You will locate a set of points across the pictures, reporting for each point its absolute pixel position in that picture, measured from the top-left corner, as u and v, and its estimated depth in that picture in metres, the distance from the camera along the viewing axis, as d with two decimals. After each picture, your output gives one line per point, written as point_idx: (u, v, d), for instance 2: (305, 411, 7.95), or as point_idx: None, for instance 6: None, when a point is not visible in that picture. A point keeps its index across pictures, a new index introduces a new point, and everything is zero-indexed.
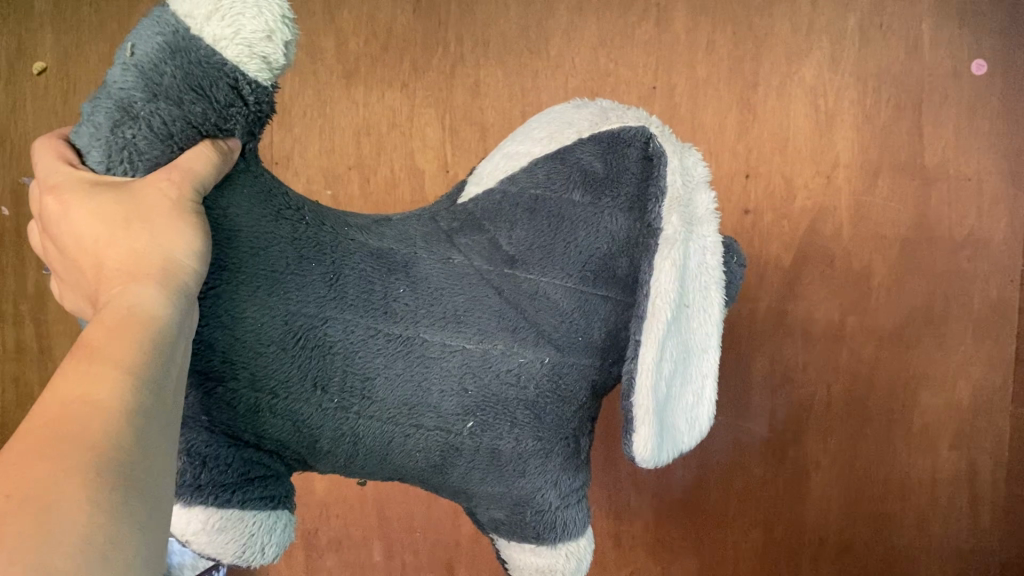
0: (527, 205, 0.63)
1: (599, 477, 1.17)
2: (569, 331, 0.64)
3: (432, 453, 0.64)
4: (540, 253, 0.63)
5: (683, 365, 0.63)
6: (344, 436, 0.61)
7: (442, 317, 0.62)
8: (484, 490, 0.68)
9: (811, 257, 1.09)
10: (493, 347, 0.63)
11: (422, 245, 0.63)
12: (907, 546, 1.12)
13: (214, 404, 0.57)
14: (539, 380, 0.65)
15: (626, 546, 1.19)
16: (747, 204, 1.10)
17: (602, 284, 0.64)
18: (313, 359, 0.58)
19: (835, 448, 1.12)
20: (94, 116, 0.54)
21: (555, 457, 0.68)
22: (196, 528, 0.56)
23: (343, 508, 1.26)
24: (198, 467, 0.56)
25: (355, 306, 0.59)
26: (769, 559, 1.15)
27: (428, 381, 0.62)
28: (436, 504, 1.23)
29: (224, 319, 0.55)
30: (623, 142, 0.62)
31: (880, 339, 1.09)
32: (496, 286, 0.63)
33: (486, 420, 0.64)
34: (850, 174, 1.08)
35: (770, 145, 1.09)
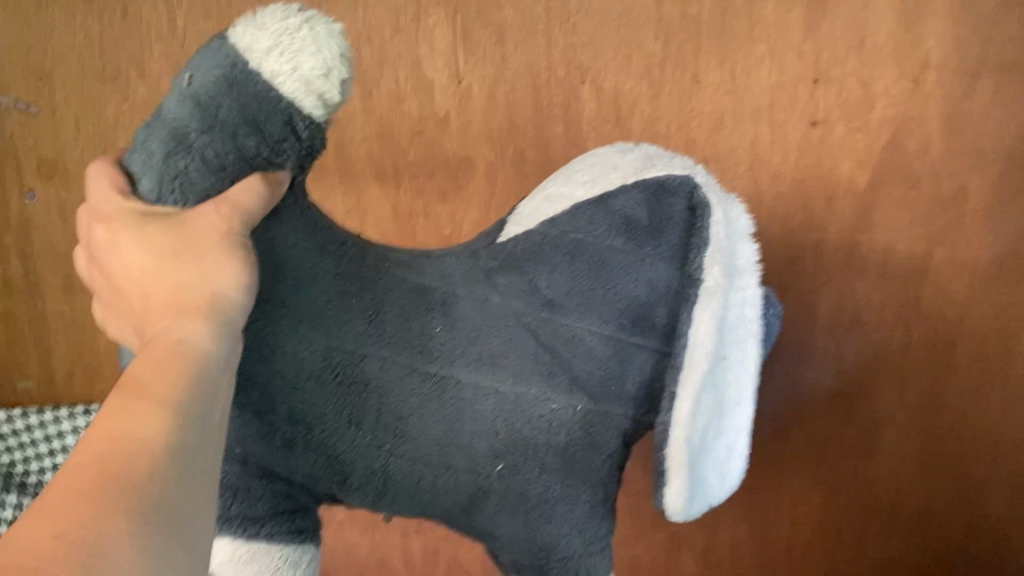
0: (574, 246, 0.53)
1: None
2: (602, 378, 0.55)
3: (457, 505, 0.57)
4: (576, 297, 0.53)
5: (713, 422, 0.53)
6: (375, 473, 0.55)
7: (476, 357, 0.54)
8: (507, 538, 0.58)
9: (890, 180, 0.87)
10: (520, 397, 0.54)
11: (460, 286, 0.55)
12: (999, 522, 0.94)
13: (249, 435, 0.53)
14: (572, 430, 0.55)
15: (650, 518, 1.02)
16: (816, 114, 0.87)
17: (636, 334, 0.54)
18: (337, 402, 0.53)
19: (915, 402, 0.92)
20: (151, 142, 0.52)
21: (582, 509, 0.57)
22: (229, 561, 0.53)
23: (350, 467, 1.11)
24: (232, 497, 0.53)
25: (387, 347, 0.53)
26: (829, 529, 0.98)
27: (457, 425, 0.54)
28: None
29: (269, 353, 0.52)
30: (670, 190, 0.53)
31: (974, 275, 0.88)
32: (531, 329, 0.54)
33: (517, 464, 0.55)
34: (944, 76, 0.83)
35: (844, 41, 0.84)
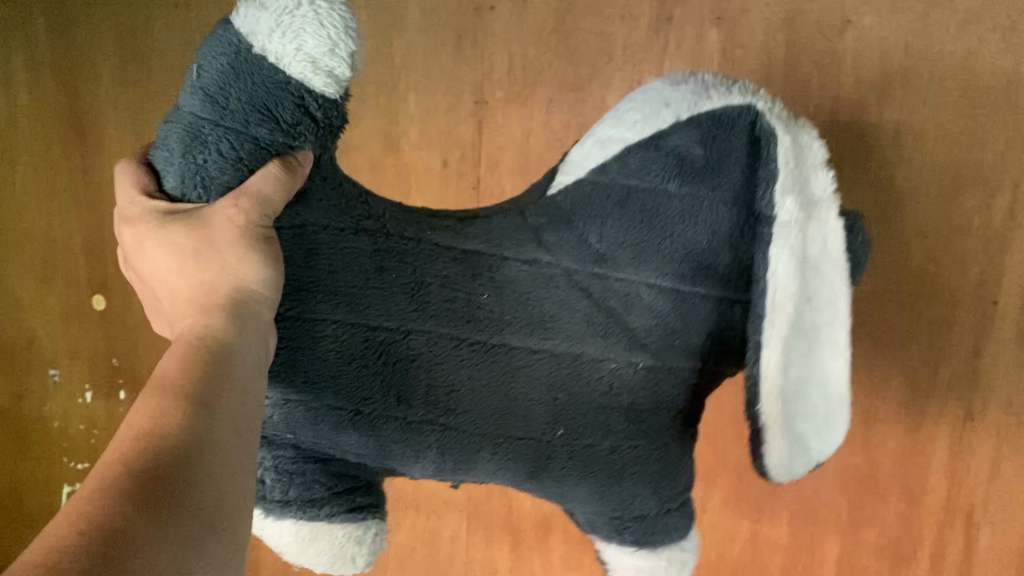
0: (659, 163, 0.30)
1: None
2: (672, 333, 0.31)
3: (513, 482, 0.34)
4: (635, 245, 0.31)
5: (806, 377, 0.31)
6: (425, 452, 0.32)
7: (532, 325, 0.31)
8: (576, 497, 0.34)
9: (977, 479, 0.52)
10: (568, 355, 0.32)
11: (503, 239, 0.32)
12: None
13: (332, 424, 0.31)
14: (639, 393, 0.32)
15: None
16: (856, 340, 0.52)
17: (714, 284, 0.31)
18: (394, 379, 0.31)
19: None
20: (167, 144, 0.29)
21: (651, 463, 0.33)
22: (287, 544, 0.32)
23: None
24: (286, 481, 0.31)
25: (437, 316, 0.31)
26: None
27: (511, 398, 0.32)
28: None
29: (294, 336, 0.30)
30: (728, 128, 0.30)
31: None
32: (582, 290, 0.31)
33: (592, 430, 0.32)
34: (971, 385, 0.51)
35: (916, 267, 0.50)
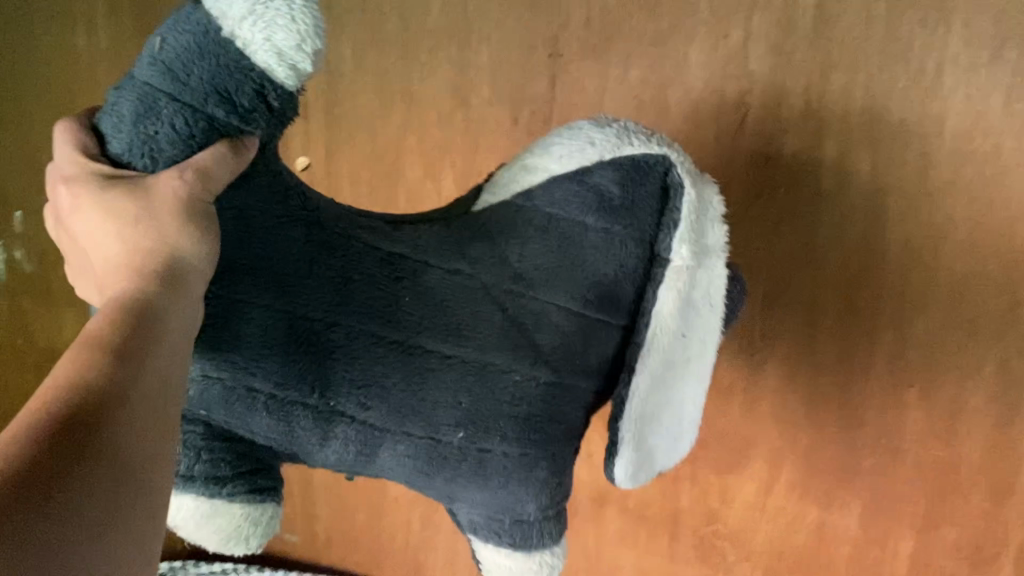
0: (526, 222, 0.48)
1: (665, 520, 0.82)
2: (571, 348, 0.48)
3: (413, 473, 0.48)
4: (549, 267, 0.47)
5: (663, 391, 0.50)
6: (293, 431, 0.46)
7: (446, 330, 0.47)
8: (469, 496, 0.50)
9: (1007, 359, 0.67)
10: (477, 362, 0.47)
11: (431, 255, 0.47)
12: None
13: (241, 398, 0.44)
14: (534, 401, 0.48)
15: None
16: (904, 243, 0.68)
17: (604, 311, 0.49)
18: (316, 373, 0.45)
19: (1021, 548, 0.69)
20: (116, 120, 0.41)
21: (546, 459, 0.49)
22: (189, 516, 0.45)
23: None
24: (195, 456, 0.45)
25: (355, 312, 0.45)
26: None
27: (422, 401, 0.47)
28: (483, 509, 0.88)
29: (227, 321, 0.43)
30: (643, 172, 0.47)
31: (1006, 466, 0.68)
32: (497, 303, 0.48)
33: (482, 431, 0.47)
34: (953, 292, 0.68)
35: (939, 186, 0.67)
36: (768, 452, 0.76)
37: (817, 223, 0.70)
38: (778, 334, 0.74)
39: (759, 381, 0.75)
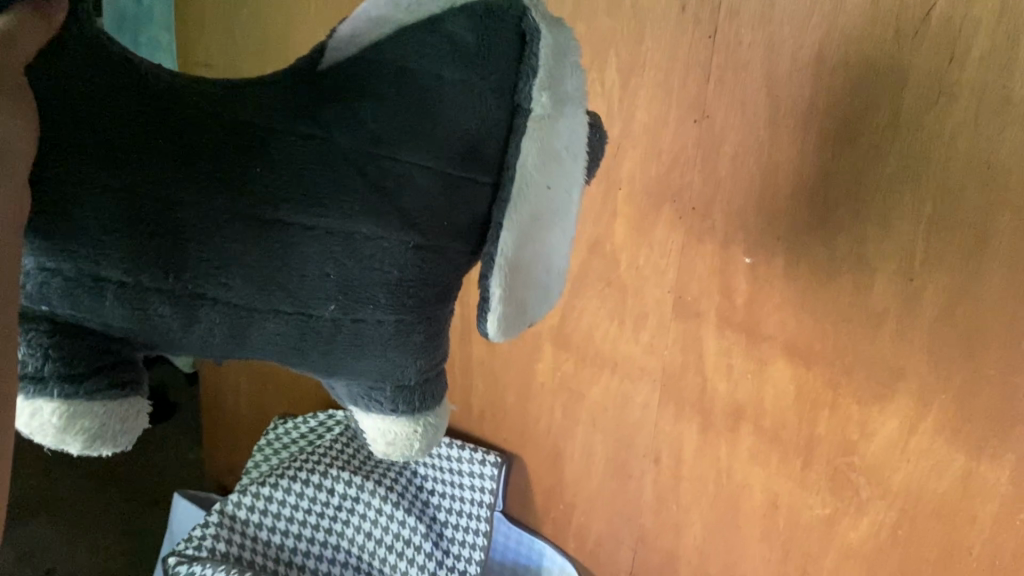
0: (379, 75, 0.37)
1: (795, 441, 0.78)
2: (442, 214, 0.39)
3: (285, 351, 0.40)
4: (403, 127, 0.37)
5: (532, 249, 0.41)
6: (160, 317, 0.36)
7: (305, 198, 0.36)
8: (356, 368, 0.42)
9: None
10: (344, 233, 0.37)
11: (281, 118, 0.36)
12: None
13: (78, 288, 0.34)
14: (408, 269, 0.39)
15: (800, 522, 0.80)
16: None
17: (469, 169, 0.39)
18: (168, 253, 0.35)
19: None
20: None
21: (419, 330, 0.41)
22: (46, 424, 0.35)
23: (615, 470, 0.94)
24: (42, 356, 0.35)
25: (200, 182, 0.34)
26: None
27: (289, 277, 0.37)
28: (629, 403, 0.90)
29: (54, 203, 0.33)
30: (497, 17, 0.38)
31: None
32: (358, 169, 0.37)
33: (359, 301, 0.39)
34: None
35: None
36: (916, 388, 0.70)
37: (960, 142, 0.62)
38: (942, 263, 0.66)
39: (916, 311, 0.68)
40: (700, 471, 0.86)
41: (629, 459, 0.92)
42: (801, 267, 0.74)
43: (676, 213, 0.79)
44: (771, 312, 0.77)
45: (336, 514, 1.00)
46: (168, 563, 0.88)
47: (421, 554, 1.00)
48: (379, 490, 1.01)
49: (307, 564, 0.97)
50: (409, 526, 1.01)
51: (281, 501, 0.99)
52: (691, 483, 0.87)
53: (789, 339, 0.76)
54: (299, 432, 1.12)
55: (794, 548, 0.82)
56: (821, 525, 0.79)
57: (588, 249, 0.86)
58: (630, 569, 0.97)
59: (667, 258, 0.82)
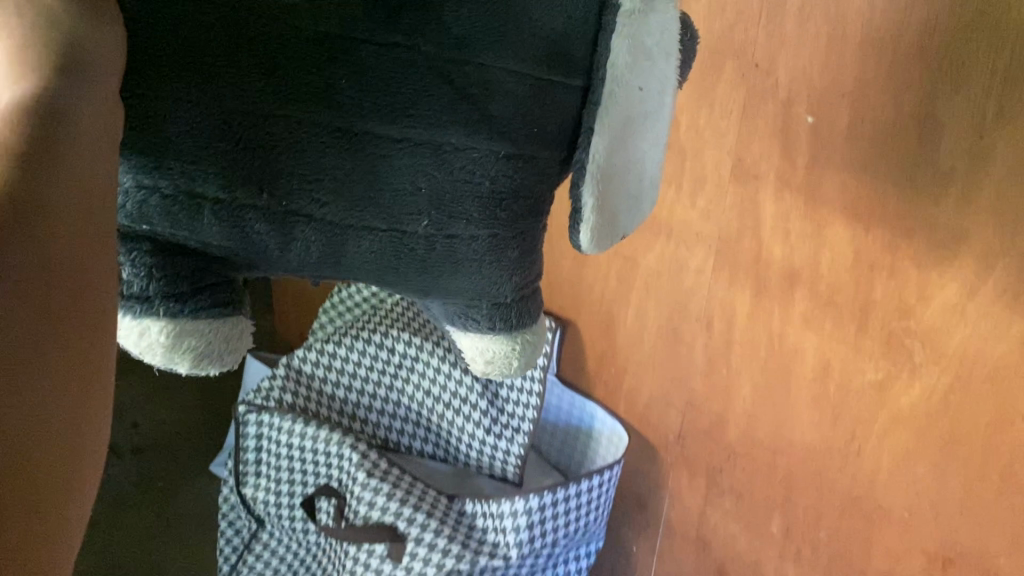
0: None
1: (849, 307, 0.77)
2: (530, 119, 0.41)
3: (380, 266, 0.44)
4: (490, 29, 0.38)
5: (624, 151, 0.44)
6: (262, 232, 0.40)
7: (392, 114, 0.38)
8: (450, 284, 0.46)
9: None
10: (432, 144, 0.39)
11: (364, 27, 0.37)
12: None
13: (177, 211, 0.39)
14: (496, 182, 0.41)
15: (848, 391, 0.79)
16: None
17: (558, 70, 0.40)
18: (260, 171, 0.38)
19: None
20: None
21: (510, 248, 0.45)
22: (156, 342, 0.42)
23: (668, 336, 0.95)
24: (146, 278, 0.40)
25: (290, 98, 0.37)
26: None
27: (380, 193, 0.40)
28: (686, 268, 0.90)
29: (149, 122, 0.36)
30: None
31: None
32: (443, 76, 0.38)
33: (447, 216, 0.42)
34: None
35: None
36: (980, 249, 0.67)
37: None
38: (1015, 115, 0.62)
39: (983, 171, 0.65)
40: (753, 335, 0.86)
41: (681, 324, 0.93)
42: (865, 125, 0.71)
43: (740, 70, 0.79)
44: (830, 174, 0.75)
45: (395, 372, 1.02)
46: (240, 413, 0.99)
47: (478, 412, 1.00)
48: (439, 351, 1.00)
49: (373, 416, 1.04)
50: (465, 385, 1.00)
51: (344, 358, 1.04)
52: (741, 347, 0.88)
53: (848, 199, 0.74)
54: (360, 293, 1.11)
55: (840, 419, 0.81)
56: (872, 392, 0.77)
57: None
58: (677, 431, 0.98)
59: (728, 119, 0.81)
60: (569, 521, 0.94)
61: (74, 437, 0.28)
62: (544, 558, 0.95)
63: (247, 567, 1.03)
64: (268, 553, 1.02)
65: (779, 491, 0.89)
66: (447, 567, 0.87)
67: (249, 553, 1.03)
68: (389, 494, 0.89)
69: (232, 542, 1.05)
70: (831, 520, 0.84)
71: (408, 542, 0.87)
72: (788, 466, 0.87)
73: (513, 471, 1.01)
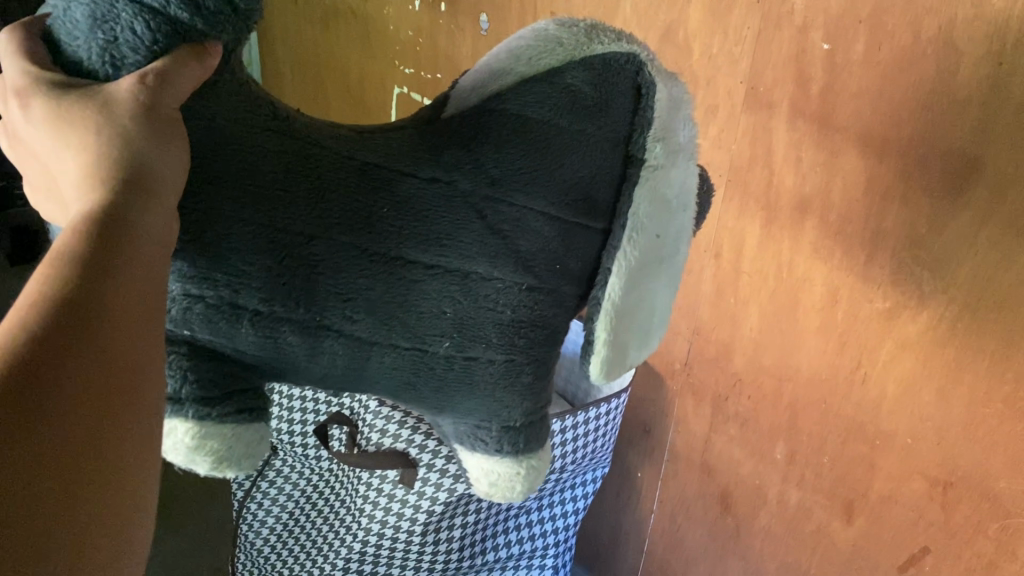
0: (502, 126, 0.47)
1: (860, 233, 0.77)
2: (552, 257, 0.49)
3: (401, 381, 0.50)
4: (523, 174, 0.47)
5: (639, 289, 0.52)
6: (302, 349, 0.46)
7: (425, 239, 0.46)
8: (463, 403, 0.52)
9: None
10: (461, 272, 0.47)
11: (407, 163, 0.46)
12: None
13: (216, 316, 0.43)
14: (516, 309, 0.49)
15: (855, 319, 0.80)
16: None
17: (584, 215, 0.50)
18: (300, 289, 0.44)
19: None
20: (71, 20, 0.39)
21: (525, 371, 0.52)
22: (180, 443, 0.43)
23: None
24: (182, 378, 0.43)
25: (338, 224, 0.44)
26: None
27: (410, 314, 0.47)
28: None
29: (205, 235, 0.42)
30: (614, 70, 0.49)
31: None
32: (476, 210, 0.47)
33: (467, 339, 0.49)
34: None
35: None
36: (993, 180, 0.66)
37: None
38: None
39: (1000, 99, 0.64)
40: (761, 264, 0.87)
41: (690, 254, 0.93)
42: (881, 53, 0.70)
43: None
44: (842, 104, 0.74)
45: None
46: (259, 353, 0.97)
47: None
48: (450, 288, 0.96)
49: None
50: None
51: None
52: (750, 276, 0.88)
53: (863, 128, 0.74)
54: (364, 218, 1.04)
55: (847, 347, 0.82)
56: (879, 319, 0.78)
57: (661, 36, 0.88)
58: (684, 360, 0.99)
59: (741, 45, 0.81)
60: (578, 448, 0.96)
61: (93, 464, 0.29)
62: (552, 483, 0.98)
63: (259, 493, 1.06)
64: (281, 480, 1.05)
65: (785, 418, 0.90)
66: (458, 492, 0.89)
67: (263, 479, 1.05)
68: (400, 422, 0.88)
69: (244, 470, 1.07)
70: (833, 445, 0.86)
71: (420, 467, 0.88)
72: (793, 392, 0.88)
73: None
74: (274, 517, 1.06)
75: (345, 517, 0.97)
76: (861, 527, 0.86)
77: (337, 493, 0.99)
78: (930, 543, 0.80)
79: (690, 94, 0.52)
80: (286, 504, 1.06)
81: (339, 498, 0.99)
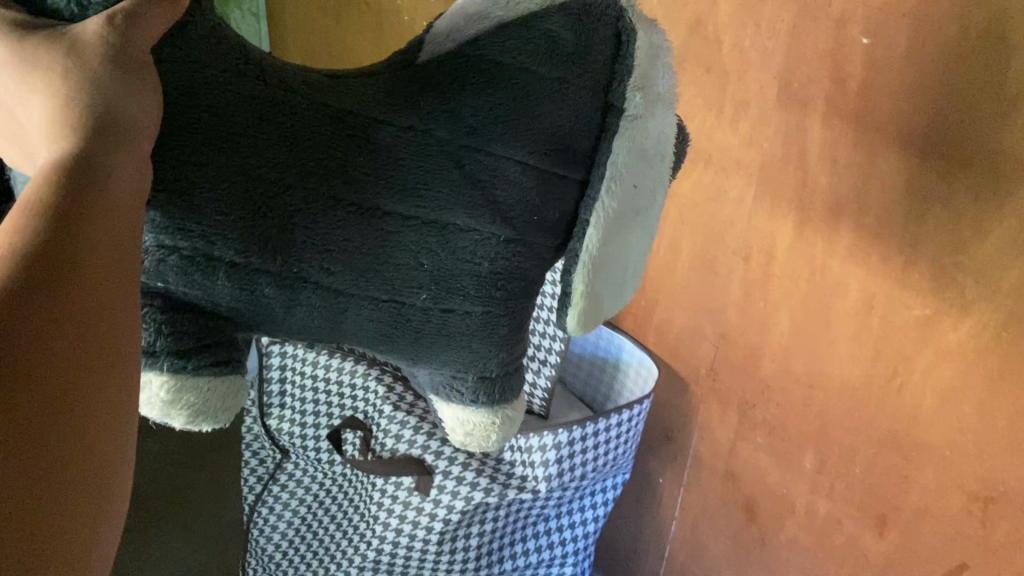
0: (480, 71, 0.48)
1: (899, 237, 0.74)
2: (528, 208, 0.51)
3: (379, 331, 0.53)
4: (500, 123, 0.49)
5: (616, 239, 0.54)
6: (283, 297, 0.49)
7: (403, 191, 0.48)
8: (440, 353, 0.55)
9: None
10: (438, 223, 0.50)
11: (382, 112, 0.47)
12: None
13: (193, 269, 0.45)
14: (492, 260, 0.52)
15: (891, 327, 0.77)
16: None
17: (562, 164, 0.51)
18: (277, 239, 0.46)
19: None
20: None
21: (499, 321, 0.55)
22: (156, 396, 0.47)
23: (702, 269, 0.92)
24: (155, 331, 0.46)
25: (314, 174, 0.46)
26: None
27: (389, 265, 0.50)
28: (724, 197, 0.87)
29: (179, 186, 0.43)
30: (593, 19, 0.49)
31: None
32: (454, 159, 0.49)
33: (444, 288, 0.52)
34: None
35: None
36: None
37: None
38: None
39: None
40: (791, 267, 0.83)
41: (717, 256, 0.90)
42: (924, 49, 0.67)
43: None
44: (882, 101, 0.71)
45: None
46: (262, 344, 0.96)
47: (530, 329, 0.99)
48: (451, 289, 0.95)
49: None
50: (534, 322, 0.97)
51: None
52: (781, 280, 0.85)
53: (902, 126, 0.70)
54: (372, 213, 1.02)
55: (882, 355, 0.78)
56: (917, 326, 0.75)
57: (689, 28, 0.84)
58: (710, 365, 0.96)
59: (774, 40, 0.77)
60: (600, 454, 0.93)
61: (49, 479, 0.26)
62: (571, 490, 0.95)
63: (271, 497, 1.03)
64: (292, 484, 1.02)
65: (813, 426, 0.87)
66: (475, 499, 0.87)
67: (275, 482, 1.03)
68: (416, 427, 0.87)
69: (256, 472, 1.06)
70: (866, 456, 0.83)
71: (436, 475, 0.86)
72: (824, 402, 0.85)
73: (540, 406, 1.02)
74: (286, 522, 1.04)
75: (359, 524, 0.94)
76: (894, 540, 0.83)
77: (350, 500, 0.97)
78: (968, 559, 0.77)
79: (665, 36, 0.53)
80: (298, 509, 1.03)
81: (353, 504, 0.96)
